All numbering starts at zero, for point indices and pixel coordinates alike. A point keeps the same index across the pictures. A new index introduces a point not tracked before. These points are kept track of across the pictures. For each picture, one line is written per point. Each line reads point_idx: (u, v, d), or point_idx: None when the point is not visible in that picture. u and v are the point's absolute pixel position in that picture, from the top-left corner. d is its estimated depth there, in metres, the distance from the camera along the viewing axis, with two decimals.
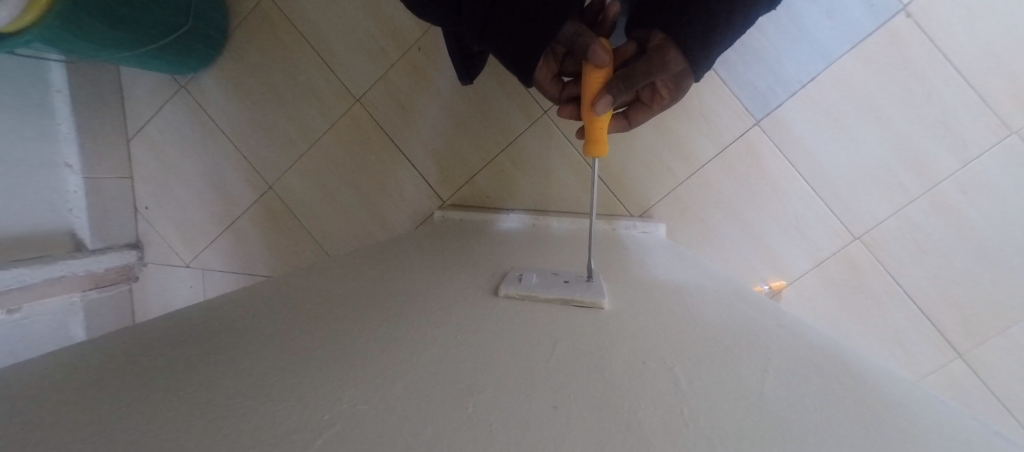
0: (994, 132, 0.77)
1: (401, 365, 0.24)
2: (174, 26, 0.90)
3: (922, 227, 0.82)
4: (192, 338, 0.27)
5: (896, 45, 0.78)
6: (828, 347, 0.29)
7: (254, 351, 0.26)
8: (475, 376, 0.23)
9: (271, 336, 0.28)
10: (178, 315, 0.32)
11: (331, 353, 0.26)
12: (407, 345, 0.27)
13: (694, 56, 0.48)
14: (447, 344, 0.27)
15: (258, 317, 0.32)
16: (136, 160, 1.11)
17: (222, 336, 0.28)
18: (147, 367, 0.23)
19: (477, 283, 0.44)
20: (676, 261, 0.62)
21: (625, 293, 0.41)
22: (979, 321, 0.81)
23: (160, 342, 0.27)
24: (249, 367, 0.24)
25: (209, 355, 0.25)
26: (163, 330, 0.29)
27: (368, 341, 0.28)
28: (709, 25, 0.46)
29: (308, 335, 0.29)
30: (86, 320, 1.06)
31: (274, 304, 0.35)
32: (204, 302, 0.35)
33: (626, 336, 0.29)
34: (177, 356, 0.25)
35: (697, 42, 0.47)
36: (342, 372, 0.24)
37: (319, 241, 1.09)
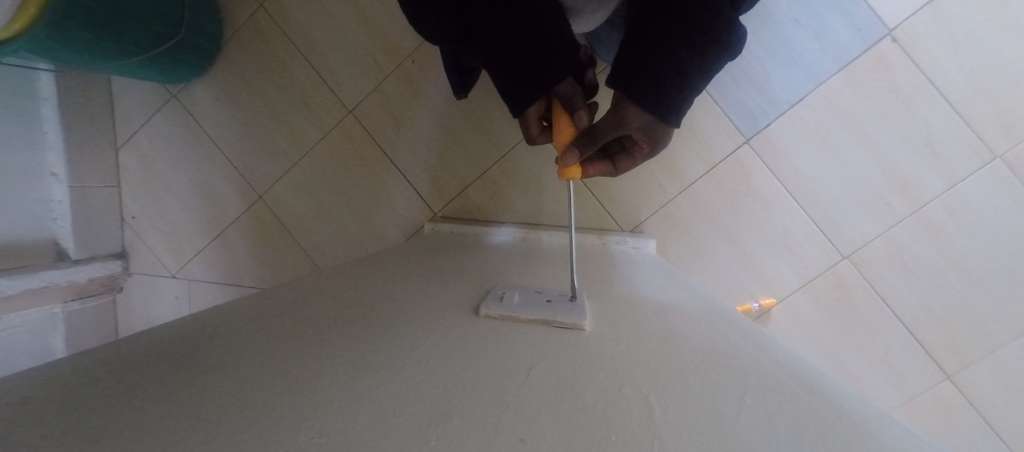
0: (977, 155, 0.78)
1: (368, 393, 0.24)
2: (165, 36, 0.90)
3: (910, 248, 0.82)
4: (167, 356, 0.27)
5: (882, 68, 0.79)
6: (809, 376, 0.29)
7: (223, 372, 0.25)
8: (438, 400, 0.23)
9: (245, 351, 0.28)
10: (157, 332, 0.31)
11: (300, 372, 0.26)
12: (377, 367, 0.27)
13: (655, 110, 0.45)
14: (415, 369, 0.27)
15: (235, 333, 0.31)
16: (124, 169, 1.10)
17: (196, 353, 0.28)
18: (115, 388, 0.23)
19: (458, 301, 0.43)
20: (663, 278, 0.62)
21: (607, 314, 0.40)
22: (967, 343, 0.81)
23: (132, 361, 0.26)
24: (212, 384, 0.24)
25: (182, 373, 0.25)
26: (143, 346, 0.28)
27: (339, 361, 0.28)
28: (662, 75, 0.43)
29: (279, 354, 0.28)
30: (67, 332, 1.03)
31: (256, 318, 0.35)
32: (184, 319, 0.34)
33: (603, 360, 0.29)
34: (147, 377, 0.24)
35: (652, 92, 0.44)
36: (308, 397, 0.23)
37: (308, 254, 1.08)
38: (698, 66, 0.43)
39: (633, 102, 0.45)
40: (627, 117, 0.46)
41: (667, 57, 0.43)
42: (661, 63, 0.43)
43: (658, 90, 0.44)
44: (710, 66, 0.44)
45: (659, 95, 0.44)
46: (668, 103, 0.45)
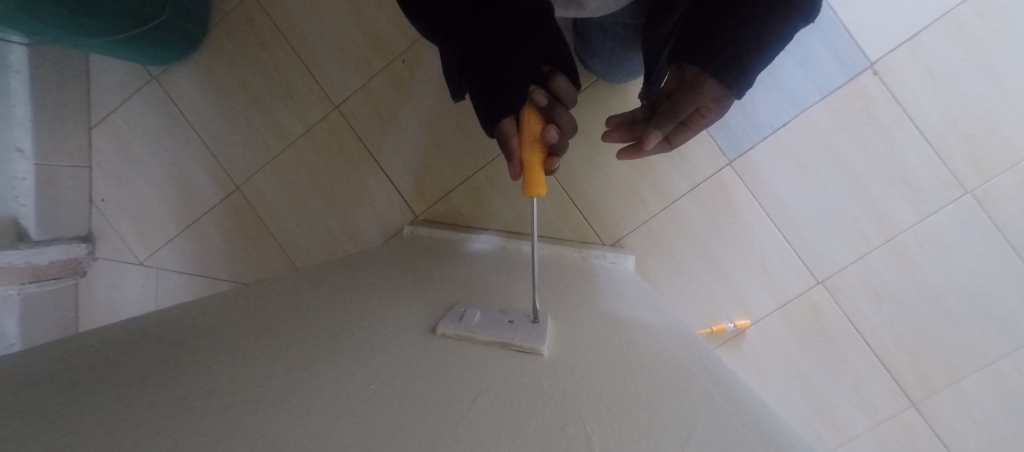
0: (952, 191, 0.80)
1: (303, 415, 0.22)
2: (147, 18, 0.87)
3: (881, 278, 0.83)
4: (101, 355, 0.25)
5: (864, 100, 0.81)
6: (762, 418, 0.28)
7: (157, 373, 0.24)
8: (402, 419, 0.23)
9: (213, 354, 0.27)
10: (97, 331, 0.30)
11: (269, 379, 0.25)
12: (344, 384, 0.26)
13: (730, 79, 0.41)
14: (356, 395, 0.25)
15: (182, 335, 0.30)
16: (96, 149, 1.06)
17: (134, 354, 0.26)
18: (34, 381, 0.21)
19: (420, 316, 0.42)
20: (637, 298, 0.62)
21: (571, 336, 0.40)
22: (932, 374, 0.83)
23: (61, 359, 0.24)
24: (166, 385, 0.23)
25: (110, 374, 0.23)
26: (76, 345, 0.27)
27: (315, 371, 0.27)
28: (743, 39, 0.39)
29: (222, 361, 0.27)
30: (24, 316, 0.99)
31: (225, 320, 0.34)
32: (130, 320, 0.33)
33: (553, 391, 0.28)
34: (72, 375, 0.23)
35: (729, 58, 0.40)
36: (239, 413, 0.22)
37: (284, 248, 1.05)
38: (783, 23, 0.38)
39: (707, 74, 0.41)
40: (703, 91, 0.43)
41: (744, 20, 0.39)
42: (740, 25, 0.39)
43: (736, 56, 0.40)
44: (799, 18, 0.38)
45: (736, 61, 0.40)
46: (750, 68, 0.41)
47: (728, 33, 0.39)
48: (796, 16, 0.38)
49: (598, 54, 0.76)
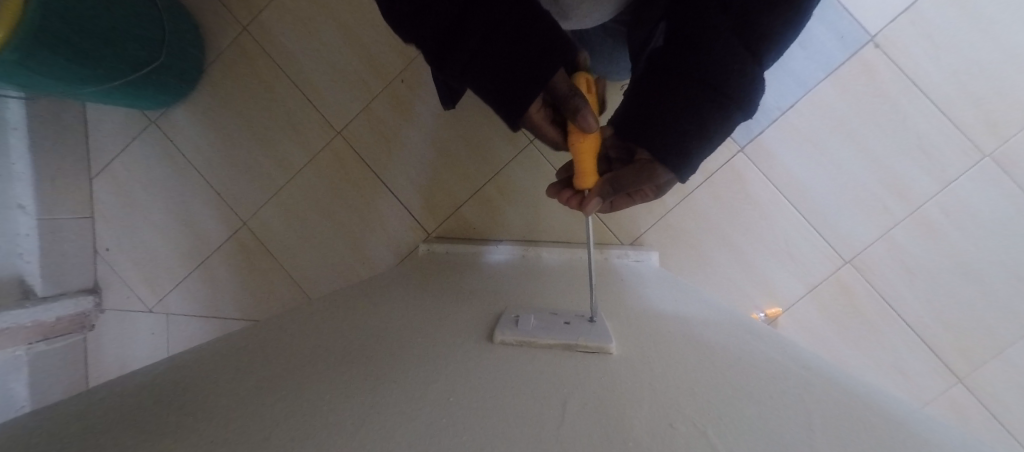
0: (968, 155, 0.80)
1: (391, 436, 0.21)
2: (144, 61, 0.87)
3: (909, 250, 0.82)
4: (162, 401, 0.24)
5: (868, 74, 0.81)
6: (863, 400, 0.27)
7: (227, 418, 0.23)
8: (499, 430, 0.21)
9: (253, 394, 0.25)
10: (146, 379, 0.28)
11: (323, 413, 0.23)
12: (405, 402, 0.25)
13: (677, 168, 0.40)
14: (437, 408, 0.24)
15: (236, 375, 0.28)
16: (98, 199, 1.04)
17: (196, 398, 0.25)
18: (105, 438, 0.20)
19: (468, 327, 0.40)
20: (674, 292, 0.60)
21: (630, 333, 0.38)
22: (973, 343, 0.81)
23: (124, 410, 0.23)
24: (240, 428, 0.21)
25: (181, 419, 0.22)
26: (131, 395, 0.25)
27: (385, 394, 0.26)
28: (683, 129, 0.38)
29: (287, 395, 0.25)
30: (33, 377, 0.95)
31: (252, 359, 0.32)
32: (176, 364, 0.31)
33: (642, 390, 0.26)
34: (140, 425, 0.21)
35: (675, 147, 0.39)
36: (324, 441, 0.20)
37: (296, 280, 1.03)
38: (725, 119, 0.38)
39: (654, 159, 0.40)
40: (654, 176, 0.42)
41: (691, 111, 0.38)
42: (682, 113, 0.38)
43: (679, 146, 0.39)
44: (740, 114, 0.38)
45: (680, 149, 0.39)
46: (691, 158, 0.40)
47: (671, 125, 0.38)
48: (737, 111, 0.37)
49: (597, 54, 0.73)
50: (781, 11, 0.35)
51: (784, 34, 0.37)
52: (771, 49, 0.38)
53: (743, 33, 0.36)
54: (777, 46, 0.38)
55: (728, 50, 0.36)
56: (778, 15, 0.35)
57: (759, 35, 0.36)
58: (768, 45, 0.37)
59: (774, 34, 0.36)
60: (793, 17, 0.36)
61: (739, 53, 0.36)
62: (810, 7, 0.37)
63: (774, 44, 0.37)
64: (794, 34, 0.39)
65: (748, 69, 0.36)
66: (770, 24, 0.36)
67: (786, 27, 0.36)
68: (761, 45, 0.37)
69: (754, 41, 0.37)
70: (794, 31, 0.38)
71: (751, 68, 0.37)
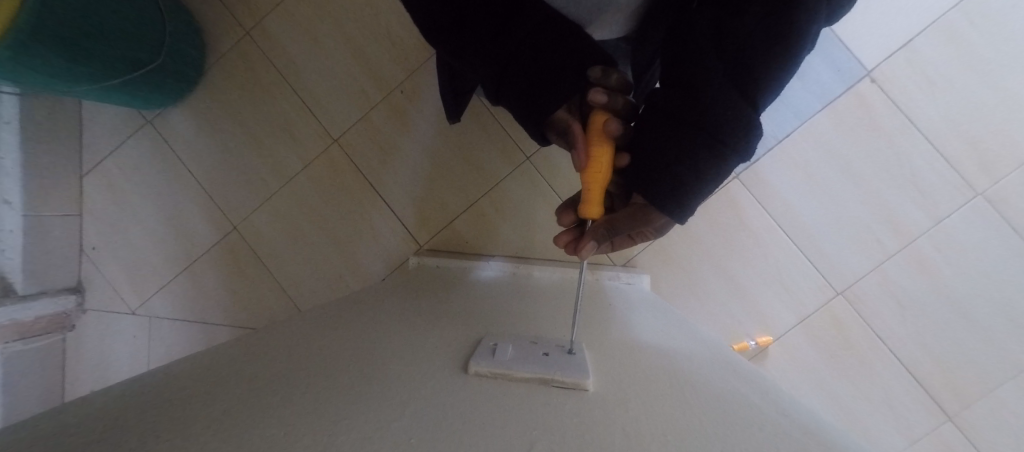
0: (963, 193, 0.80)
1: None
2: (142, 61, 0.87)
3: (901, 286, 0.82)
4: (120, 413, 0.23)
5: (864, 107, 0.81)
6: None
7: (181, 430, 0.22)
8: None
9: (210, 415, 0.24)
10: (107, 392, 0.27)
11: (279, 437, 0.22)
12: (365, 438, 0.23)
13: (674, 212, 0.39)
14: (400, 441, 0.23)
15: (201, 390, 0.28)
16: (88, 196, 1.03)
17: (155, 409, 0.24)
18: (53, 442, 0.19)
19: (446, 353, 0.39)
20: (662, 321, 0.59)
21: (610, 368, 0.37)
22: (965, 384, 0.80)
23: (79, 420, 0.22)
24: (194, 442, 0.21)
25: (136, 429, 0.21)
26: (89, 406, 0.24)
27: (348, 423, 0.25)
28: (680, 174, 0.37)
29: (247, 414, 0.25)
30: (6, 376, 0.93)
31: (220, 375, 0.30)
32: (141, 376, 0.30)
33: (615, 435, 0.25)
34: (91, 434, 0.20)
35: (671, 194, 0.38)
36: None
37: (284, 288, 1.01)
38: (721, 163, 0.37)
39: (650, 205, 0.39)
40: (650, 220, 0.41)
41: (686, 156, 0.36)
42: (679, 158, 0.37)
43: (676, 190, 0.38)
44: (738, 159, 0.37)
45: (676, 193, 0.38)
46: (688, 202, 0.39)
47: (668, 170, 0.37)
48: (736, 158, 0.37)
49: None
50: (774, 54, 0.35)
51: (779, 77, 0.37)
52: (767, 92, 0.38)
53: (734, 75, 0.37)
54: (772, 89, 0.38)
55: (721, 93, 0.35)
56: (769, 58, 0.36)
57: (752, 77, 0.36)
58: (762, 86, 0.37)
59: (768, 77, 0.36)
60: (786, 59, 0.36)
61: (731, 96, 0.36)
62: (803, 50, 0.36)
63: (768, 85, 0.37)
64: (789, 77, 0.38)
65: (744, 112, 0.36)
66: (762, 66, 0.36)
67: (780, 70, 0.36)
68: (756, 87, 0.37)
69: (747, 83, 0.36)
70: (789, 75, 0.38)
71: (746, 112, 0.36)
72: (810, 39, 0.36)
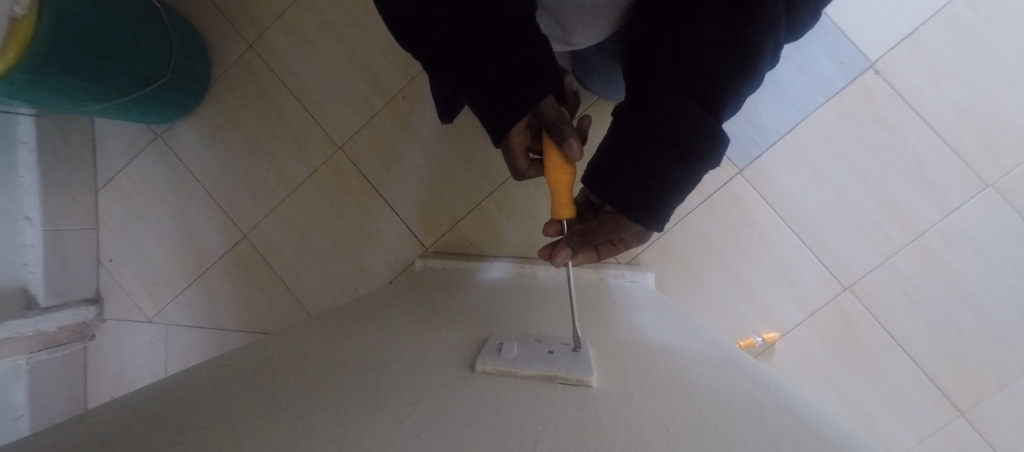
0: (969, 183, 0.79)
1: None
2: (151, 77, 0.89)
3: (909, 279, 0.82)
4: (150, 418, 0.25)
5: (866, 99, 0.81)
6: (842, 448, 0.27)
7: (202, 434, 0.23)
8: None
9: (225, 424, 0.25)
10: (136, 398, 0.29)
11: (290, 442, 0.23)
12: (376, 436, 0.25)
13: (644, 219, 0.41)
14: (408, 439, 0.24)
15: (224, 394, 0.29)
16: (104, 210, 1.06)
17: (181, 414, 0.26)
18: (91, 449, 0.21)
19: (453, 353, 0.40)
20: (663, 317, 0.60)
21: (612, 365, 0.38)
22: (977, 376, 0.80)
23: (114, 425, 0.24)
24: (217, 444, 0.22)
25: (163, 433, 0.23)
26: (122, 412, 0.26)
27: (356, 423, 0.26)
28: (646, 181, 0.39)
29: (262, 416, 0.26)
30: (31, 386, 0.96)
31: (242, 378, 0.32)
32: (166, 382, 0.32)
33: (616, 430, 0.26)
34: (124, 439, 0.22)
35: (639, 201, 0.40)
36: None
37: (295, 294, 1.04)
38: (687, 170, 0.39)
39: (621, 214, 0.42)
40: (623, 228, 0.43)
41: (653, 166, 0.39)
42: (645, 165, 0.39)
43: (644, 197, 0.40)
44: (702, 165, 0.39)
45: (646, 201, 0.40)
46: (658, 208, 0.41)
47: (635, 178, 0.40)
48: (701, 164, 0.39)
49: (594, 75, 0.74)
50: (732, 66, 0.37)
51: (741, 87, 0.39)
52: (731, 101, 0.39)
53: (696, 89, 0.39)
54: (736, 100, 0.40)
55: (684, 105, 0.38)
56: (732, 71, 0.38)
57: (717, 89, 0.38)
58: (725, 97, 0.38)
59: (729, 88, 0.38)
60: (746, 71, 0.38)
61: (692, 105, 0.38)
62: (763, 63, 0.39)
63: (734, 95, 0.39)
64: (751, 89, 0.41)
65: (708, 121, 0.38)
66: (722, 78, 0.38)
67: (741, 81, 0.38)
68: (718, 97, 0.38)
69: (712, 94, 0.38)
70: (751, 87, 0.40)
71: (709, 119, 0.38)
72: (769, 52, 0.38)
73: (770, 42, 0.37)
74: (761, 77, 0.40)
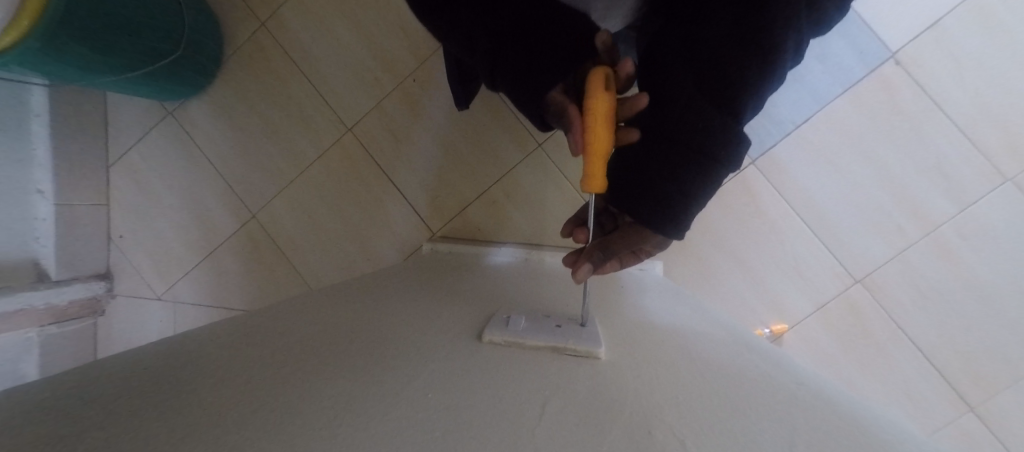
0: (990, 179, 0.77)
1: (374, 412, 0.22)
2: (162, 52, 0.89)
3: (924, 273, 0.80)
4: (171, 368, 0.26)
5: (887, 90, 0.79)
6: (863, 427, 0.26)
7: (225, 383, 0.24)
8: (475, 418, 0.22)
9: (236, 381, 0.24)
10: (146, 353, 0.29)
11: (300, 404, 0.22)
12: (392, 386, 0.25)
13: (663, 226, 0.40)
14: (428, 391, 0.25)
15: (239, 349, 0.30)
16: (114, 187, 1.07)
17: (199, 366, 0.26)
18: (119, 395, 0.22)
19: (460, 326, 0.40)
20: (674, 302, 0.59)
21: (620, 340, 0.38)
22: (989, 374, 0.78)
23: (135, 374, 0.25)
24: (240, 391, 0.23)
25: (185, 382, 0.24)
26: (136, 364, 0.27)
27: (371, 377, 0.27)
28: (661, 188, 0.38)
29: (282, 369, 0.27)
30: (42, 358, 0.97)
31: (255, 337, 0.33)
32: (174, 339, 0.32)
33: (626, 395, 0.26)
34: (152, 387, 0.23)
35: (655, 209, 0.39)
36: (308, 412, 0.21)
37: (301, 273, 1.04)
38: (705, 175, 0.38)
39: (638, 223, 0.41)
40: (643, 237, 0.42)
41: (666, 174, 0.38)
42: (659, 172, 0.38)
43: (660, 205, 0.39)
44: (721, 169, 0.38)
45: (663, 209, 0.39)
46: (676, 215, 0.40)
47: (650, 186, 0.39)
48: (718, 169, 0.38)
49: None
50: (751, 67, 0.36)
51: (762, 85, 0.37)
52: (750, 102, 0.38)
53: (712, 90, 0.37)
54: (757, 98, 0.38)
55: (697, 108, 0.36)
56: (749, 70, 0.36)
57: (734, 88, 0.36)
58: (743, 98, 0.37)
59: (749, 86, 0.36)
60: (767, 69, 0.36)
61: (705, 110, 0.36)
62: (785, 60, 0.37)
63: (753, 96, 0.37)
64: (773, 86, 0.39)
65: (724, 123, 0.37)
66: (742, 77, 0.36)
67: (762, 80, 0.37)
68: (738, 98, 0.37)
69: (727, 95, 0.37)
70: (773, 83, 0.39)
71: (724, 121, 0.37)
72: (789, 50, 0.37)
73: (790, 39, 0.36)
74: (781, 75, 0.39)
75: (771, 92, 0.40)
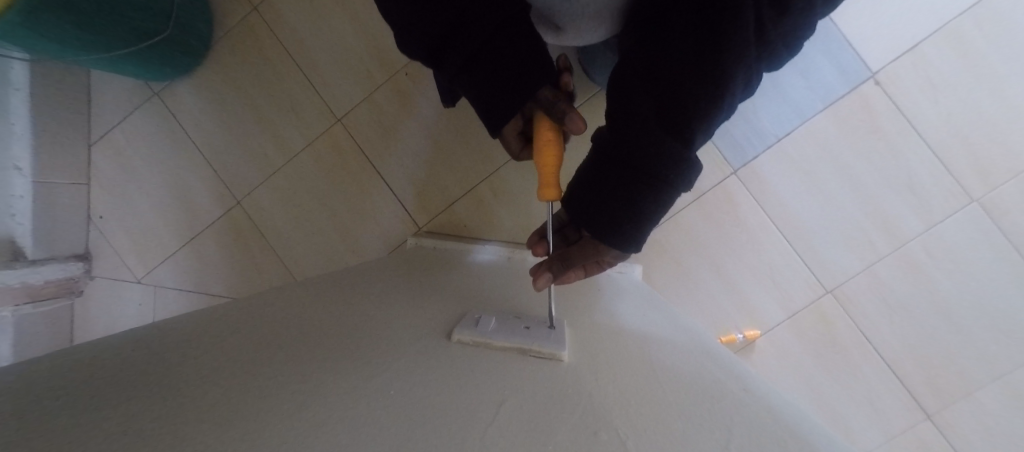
0: (956, 199, 0.80)
1: (332, 402, 0.23)
2: (150, 32, 0.88)
3: (891, 286, 0.83)
4: (144, 351, 0.27)
5: (865, 108, 0.82)
6: (801, 435, 0.28)
7: (196, 365, 0.25)
8: (427, 412, 0.23)
9: (205, 364, 0.26)
10: (122, 337, 0.30)
11: (263, 390, 0.24)
12: (355, 379, 0.27)
13: (619, 242, 0.42)
14: (389, 384, 0.26)
15: (212, 336, 0.31)
16: (96, 166, 1.06)
17: (172, 349, 0.27)
18: (92, 373, 0.23)
19: (433, 323, 0.41)
20: (646, 307, 0.61)
21: (585, 343, 0.39)
22: (947, 385, 0.81)
23: (111, 355, 0.26)
24: (207, 374, 0.24)
25: (158, 362, 0.25)
26: (112, 347, 0.28)
27: (335, 368, 0.28)
28: (618, 207, 0.40)
29: (246, 357, 0.28)
30: (16, 337, 0.95)
31: (229, 326, 0.34)
32: (151, 324, 0.33)
33: (581, 396, 0.27)
34: (125, 366, 0.24)
35: (612, 226, 0.41)
36: (263, 399, 0.23)
37: (284, 263, 1.04)
38: (658, 197, 0.39)
39: (597, 238, 0.43)
40: (601, 250, 0.44)
41: (623, 193, 0.39)
42: (616, 191, 0.40)
43: (618, 223, 0.41)
44: (675, 191, 0.39)
45: (620, 226, 0.41)
46: (633, 232, 0.41)
47: (608, 204, 0.41)
48: (672, 191, 0.39)
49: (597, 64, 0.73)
50: (705, 94, 0.37)
51: (716, 111, 0.38)
52: (704, 126, 0.39)
53: (668, 114, 0.38)
54: (711, 122, 0.39)
55: (652, 132, 0.37)
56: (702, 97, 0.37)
57: (688, 114, 0.37)
58: (704, 123, 0.38)
59: (703, 112, 0.38)
60: (719, 98, 0.37)
61: (660, 134, 0.37)
62: (737, 87, 0.38)
63: (707, 121, 0.38)
64: (728, 110, 0.40)
65: (677, 147, 0.38)
66: (696, 103, 0.37)
67: (715, 106, 0.38)
68: (691, 123, 0.38)
69: (682, 120, 0.38)
70: (727, 108, 0.40)
71: (677, 145, 0.38)
72: (740, 79, 0.38)
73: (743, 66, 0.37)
74: (734, 102, 0.40)
75: (726, 115, 0.41)
